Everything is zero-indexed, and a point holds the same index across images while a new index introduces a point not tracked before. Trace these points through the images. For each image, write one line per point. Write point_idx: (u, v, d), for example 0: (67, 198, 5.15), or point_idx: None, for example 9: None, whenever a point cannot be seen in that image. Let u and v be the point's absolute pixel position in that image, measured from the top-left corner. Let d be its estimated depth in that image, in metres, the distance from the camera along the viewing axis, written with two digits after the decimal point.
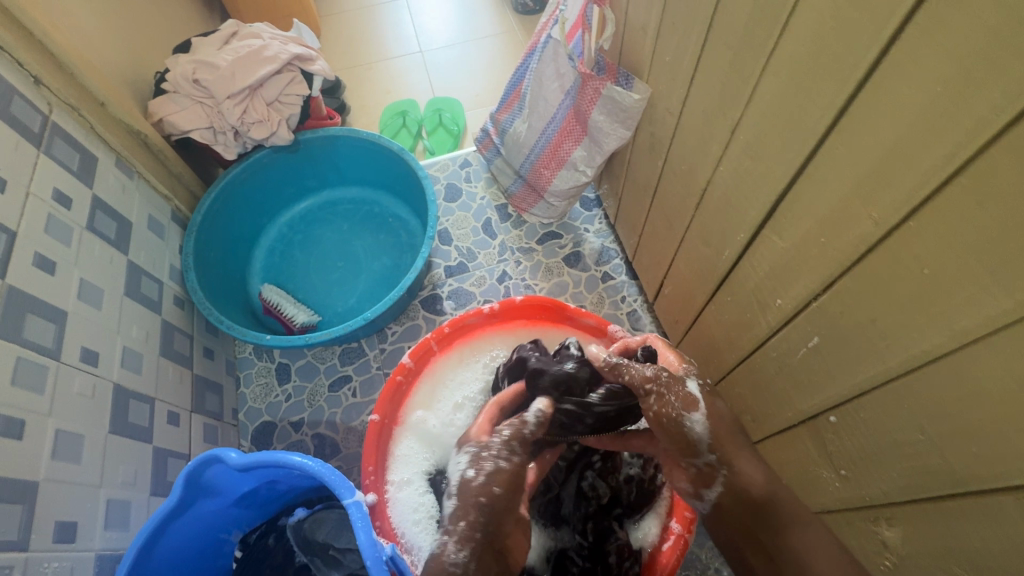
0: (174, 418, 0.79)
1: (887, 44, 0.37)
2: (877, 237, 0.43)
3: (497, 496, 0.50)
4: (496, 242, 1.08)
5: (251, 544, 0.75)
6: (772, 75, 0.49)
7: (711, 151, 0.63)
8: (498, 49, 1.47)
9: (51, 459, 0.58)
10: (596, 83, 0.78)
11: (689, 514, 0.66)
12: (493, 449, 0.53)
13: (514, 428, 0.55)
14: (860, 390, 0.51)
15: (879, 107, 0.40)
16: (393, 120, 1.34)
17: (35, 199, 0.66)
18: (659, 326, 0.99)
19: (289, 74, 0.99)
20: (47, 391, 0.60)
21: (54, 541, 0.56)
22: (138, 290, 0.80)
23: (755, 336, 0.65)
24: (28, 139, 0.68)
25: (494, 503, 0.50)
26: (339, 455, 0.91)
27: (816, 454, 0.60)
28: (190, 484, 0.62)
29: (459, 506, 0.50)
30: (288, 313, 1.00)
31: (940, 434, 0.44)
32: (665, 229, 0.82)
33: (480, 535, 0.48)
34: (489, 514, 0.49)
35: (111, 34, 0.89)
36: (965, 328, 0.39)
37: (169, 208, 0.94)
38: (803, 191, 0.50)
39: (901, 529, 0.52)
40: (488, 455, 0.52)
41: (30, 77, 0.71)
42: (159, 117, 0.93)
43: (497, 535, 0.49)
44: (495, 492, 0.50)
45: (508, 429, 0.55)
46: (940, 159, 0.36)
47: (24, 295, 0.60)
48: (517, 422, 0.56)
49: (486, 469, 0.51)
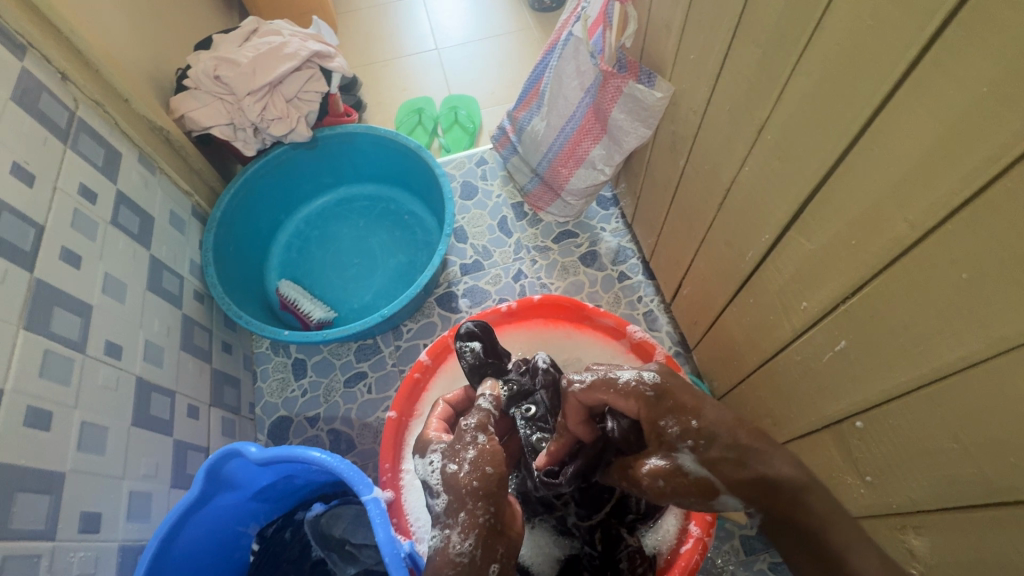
0: (193, 412, 0.80)
1: (927, 43, 0.36)
2: (912, 241, 0.42)
3: (489, 476, 0.48)
4: (512, 240, 1.08)
5: (269, 538, 0.76)
6: (803, 74, 0.48)
7: (736, 150, 0.62)
8: (514, 47, 1.46)
9: (76, 451, 0.59)
10: (617, 81, 0.78)
11: (710, 518, 0.65)
12: (469, 439, 0.52)
13: (479, 417, 0.56)
14: (889, 396, 0.50)
15: (917, 107, 0.39)
16: (409, 117, 1.34)
17: (62, 193, 0.67)
18: (676, 327, 0.98)
19: (309, 71, 1.00)
20: (74, 383, 0.61)
21: (79, 531, 0.57)
22: (160, 284, 0.81)
23: (778, 338, 0.64)
24: (55, 134, 0.69)
25: (489, 487, 0.48)
26: (355, 451, 0.91)
27: (840, 460, 0.60)
28: (211, 477, 0.63)
29: (453, 499, 0.48)
30: (305, 309, 1.00)
31: (974, 443, 0.43)
32: (685, 229, 0.81)
33: (483, 521, 0.46)
34: (486, 496, 0.47)
35: (135, 31, 0.90)
36: (1004, 335, 0.38)
37: (189, 203, 0.95)
38: (833, 192, 0.49)
39: (930, 538, 0.51)
40: (468, 444, 0.51)
41: (57, 73, 0.72)
42: (181, 114, 0.94)
43: (498, 517, 0.47)
44: (487, 472, 0.48)
45: (475, 418, 0.56)
46: (981, 161, 0.36)
47: (51, 288, 0.61)
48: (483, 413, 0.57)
49: (468, 457, 0.50)
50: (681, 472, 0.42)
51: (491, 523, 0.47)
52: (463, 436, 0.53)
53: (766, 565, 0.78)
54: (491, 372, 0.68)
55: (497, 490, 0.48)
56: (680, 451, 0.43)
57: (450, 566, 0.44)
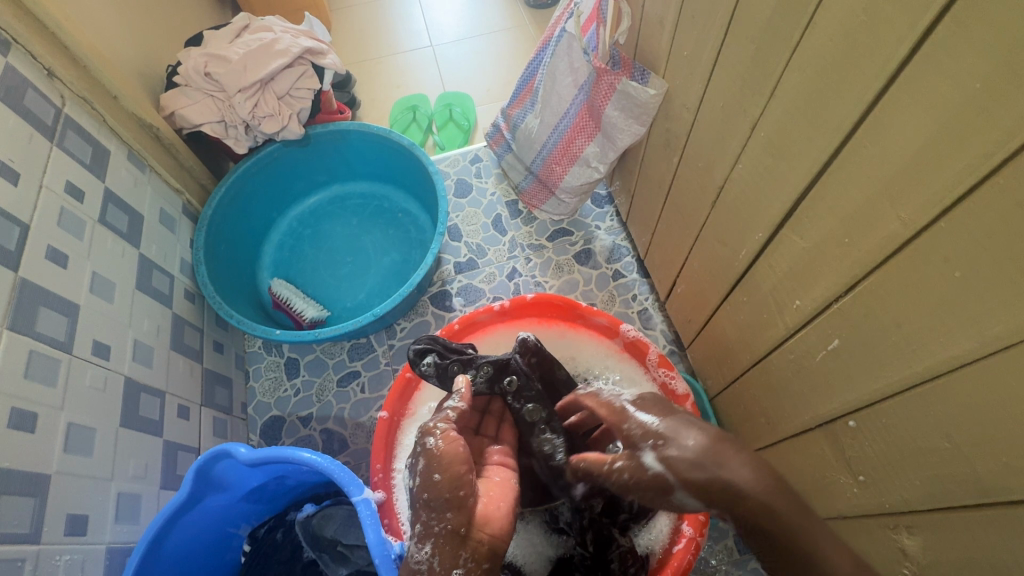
0: (184, 412, 0.79)
1: (920, 38, 0.36)
2: (904, 239, 0.42)
3: (437, 483, 0.48)
4: (506, 238, 1.08)
5: (260, 539, 0.76)
6: (796, 71, 0.48)
7: (729, 148, 0.61)
8: (509, 44, 1.46)
9: (63, 452, 0.58)
10: (610, 78, 0.77)
11: (703, 517, 0.64)
12: (421, 447, 0.52)
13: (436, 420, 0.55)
14: (882, 395, 0.49)
15: (909, 104, 0.38)
16: (404, 114, 1.33)
17: (48, 191, 0.66)
18: (671, 325, 0.98)
19: (301, 67, 0.99)
20: (60, 384, 0.60)
21: (65, 534, 0.57)
22: (149, 283, 0.80)
23: (771, 337, 0.64)
24: (41, 132, 0.68)
25: (439, 495, 0.48)
26: (348, 451, 0.91)
27: (832, 459, 0.59)
28: (200, 478, 0.62)
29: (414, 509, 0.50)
30: (297, 307, 1.00)
31: (966, 442, 0.43)
32: (679, 227, 0.81)
33: (438, 530, 0.48)
34: (437, 504, 0.48)
35: (124, 26, 0.89)
36: (996, 335, 0.37)
37: (179, 202, 0.94)
38: (826, 190, 0.48)
39: (921, 538, 0.51)
40: (420, 455, 0.51)
41: (43, 69, 0.71)
42: (171, 111, 0.93)
43: (457, 523, 0.47)
44: (435, 479, 0.48)
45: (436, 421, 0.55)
46: (975, 158, 0.35)
47: (36, 288, 0.61)
48: (444, 415, 0.56)
49: (420, 468, 0.50)
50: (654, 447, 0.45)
51: (448, 531, 0.47)
52: (416, 445, 0.53)
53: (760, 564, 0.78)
54: (456, 367, 0.69)
55: (449, 499, 0.48)
56: (643, 448, 0.46)
57: (412, 573, 0.48)
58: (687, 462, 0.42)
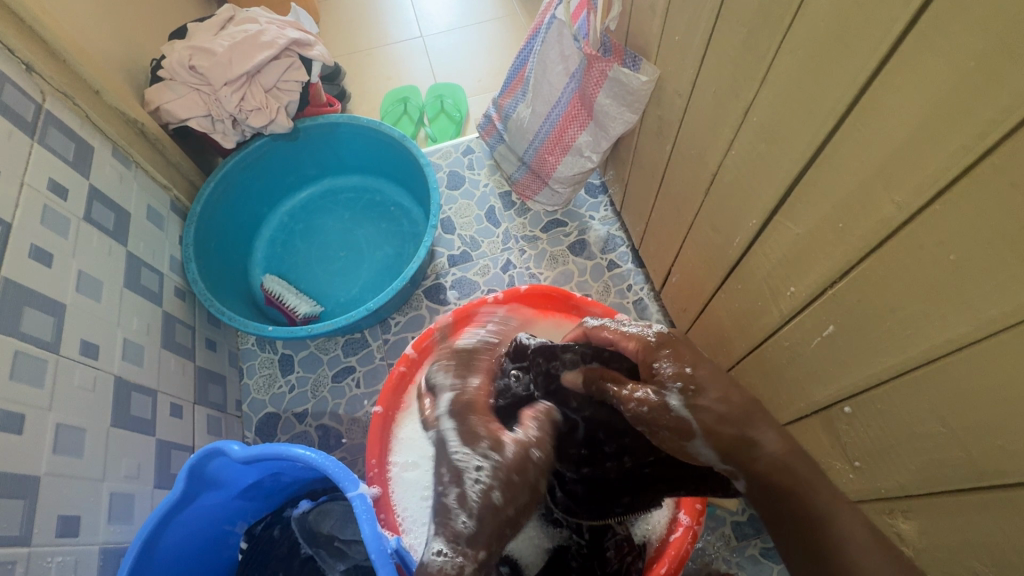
0: (177, 410, 0.79)
1: (914, 17, 0.35)
2: (899, 222, 0.42)
3: (497, 505, 0.48)
4: (499, 230, 1.07)
5: (257, 536, 0.75)
6: (788, 53, 0.47)
7: (722, 134, 0.61)
8: (500, 33, 1.44)
9: (52, 453, 0.57)
10: (601, 65, 0.76)
11: (699, 506, 0.64)
12: (472, 469, 0.50)
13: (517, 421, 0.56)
14: (877, 380, 0.49)
15: (903, 85, 0.38)
16: (394, 106, 1.32)
17: (30, 189, 0.65)
18: (666, 314, 0.97)
19: (288, 60, 0.97)
20: (47, 385, 0.59)
21: (56, 535, 0.56)
22: (138, 281, 0.79)
23: (767, 325, 0.63)
24: (21, 128, 0.66)
25: (502, 515, 0.48)
26: (344, 447, 0.90)
27: (828, 445, 0.59)
28: (193, 477, 0.61)
29: (477, 530, 0.47)
30: (290, 303, 0.99)
31: (962, 426, 0.43)
32: (673, 216, 0.80)
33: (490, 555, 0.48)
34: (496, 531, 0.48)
35: (104, 19, 0.87)
36: (991, 318, 0.37)
37: (167, 198, 0.93)
38: (820, 174, 0.48)
39: (917, 522, 0.51)
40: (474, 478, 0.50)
41: (21, 64, 0.69)
42: (156, 106, 0.91)
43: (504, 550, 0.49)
44: (496, 500, 0.48)
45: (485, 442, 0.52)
46: (970, 138, 0.35)
47: (20, 287, 0.59)
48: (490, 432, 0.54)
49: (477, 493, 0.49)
50: (665, 409, 0.47)
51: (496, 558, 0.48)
52: (467, 467, 0.50)
53: (758, 550, 0.78)
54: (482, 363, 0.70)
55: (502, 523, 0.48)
56: (669, 391, 0.48)
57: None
58: (717, 417, 0.46)
